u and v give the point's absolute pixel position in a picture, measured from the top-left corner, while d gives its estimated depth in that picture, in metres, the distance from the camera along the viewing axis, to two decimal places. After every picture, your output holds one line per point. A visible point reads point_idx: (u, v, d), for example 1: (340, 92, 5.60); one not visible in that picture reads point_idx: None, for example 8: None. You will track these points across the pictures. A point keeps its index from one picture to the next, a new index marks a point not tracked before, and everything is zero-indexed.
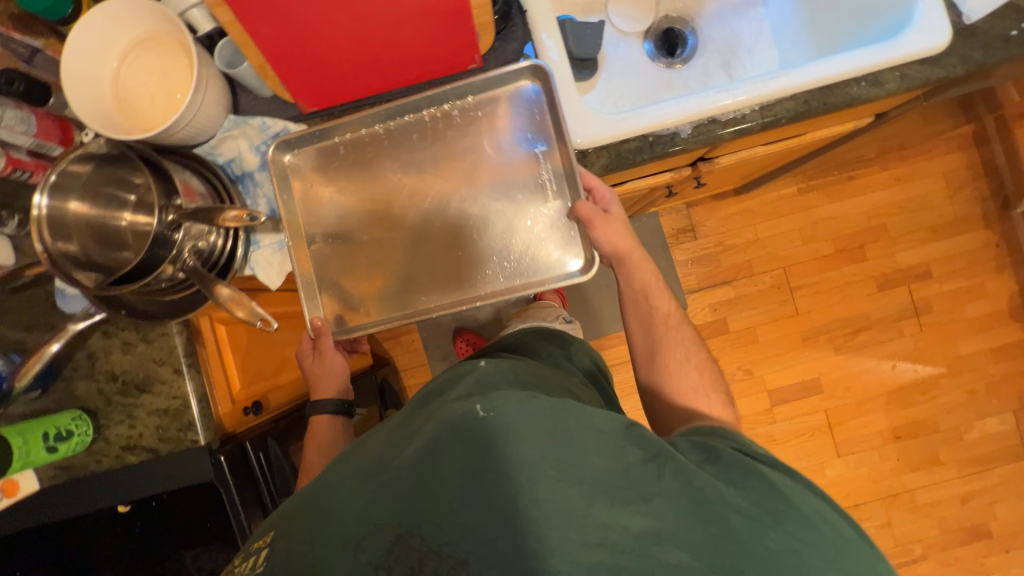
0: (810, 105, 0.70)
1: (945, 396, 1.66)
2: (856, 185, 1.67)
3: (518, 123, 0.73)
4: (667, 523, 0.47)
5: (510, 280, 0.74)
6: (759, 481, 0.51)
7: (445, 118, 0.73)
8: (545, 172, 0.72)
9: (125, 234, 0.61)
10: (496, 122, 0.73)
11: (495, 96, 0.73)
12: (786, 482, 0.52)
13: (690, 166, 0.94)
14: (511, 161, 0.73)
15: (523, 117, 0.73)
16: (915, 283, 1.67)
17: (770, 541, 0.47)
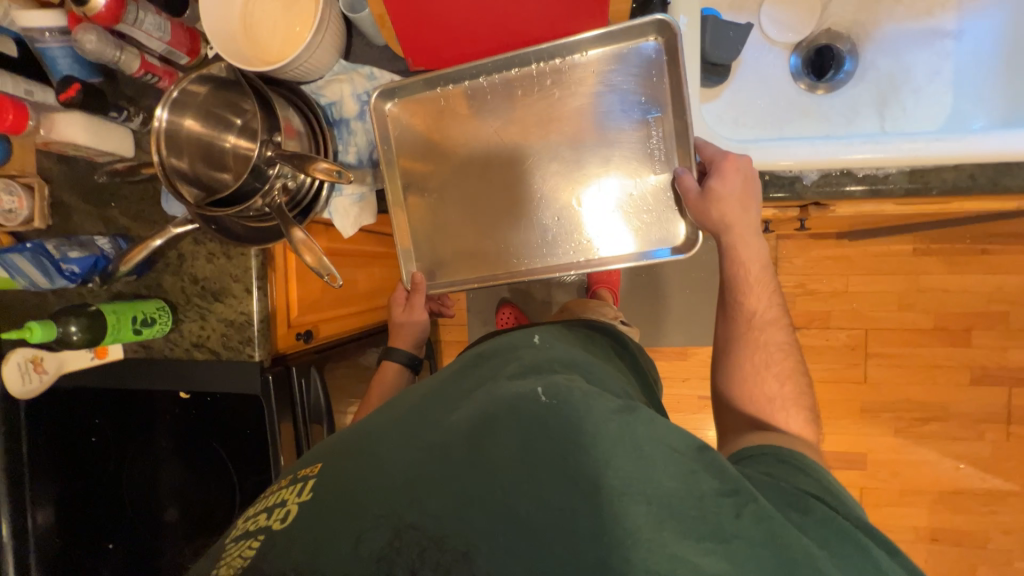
0: (976, 180, 0.59)
1: (1008, 515, 1.48)
2: (988, 260, 1.44)
3: (632, 85, 0.67)
4: (744, 571, 0.40)
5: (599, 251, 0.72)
6: (854, 549, 0.44)
7: (573, 75, 0.67)
8: (654, 146, 0.68)
9: (228, 157, 0.64)
10: (617, 86, 0.67)
11: (622, 56, 0.66)
12: (884, 559, 0.44)
13: (799, 207, 0.84)
14: (620, 126, 0.68)
15: (640, 78, 0.66)
16: (1021, 387, 1.45)
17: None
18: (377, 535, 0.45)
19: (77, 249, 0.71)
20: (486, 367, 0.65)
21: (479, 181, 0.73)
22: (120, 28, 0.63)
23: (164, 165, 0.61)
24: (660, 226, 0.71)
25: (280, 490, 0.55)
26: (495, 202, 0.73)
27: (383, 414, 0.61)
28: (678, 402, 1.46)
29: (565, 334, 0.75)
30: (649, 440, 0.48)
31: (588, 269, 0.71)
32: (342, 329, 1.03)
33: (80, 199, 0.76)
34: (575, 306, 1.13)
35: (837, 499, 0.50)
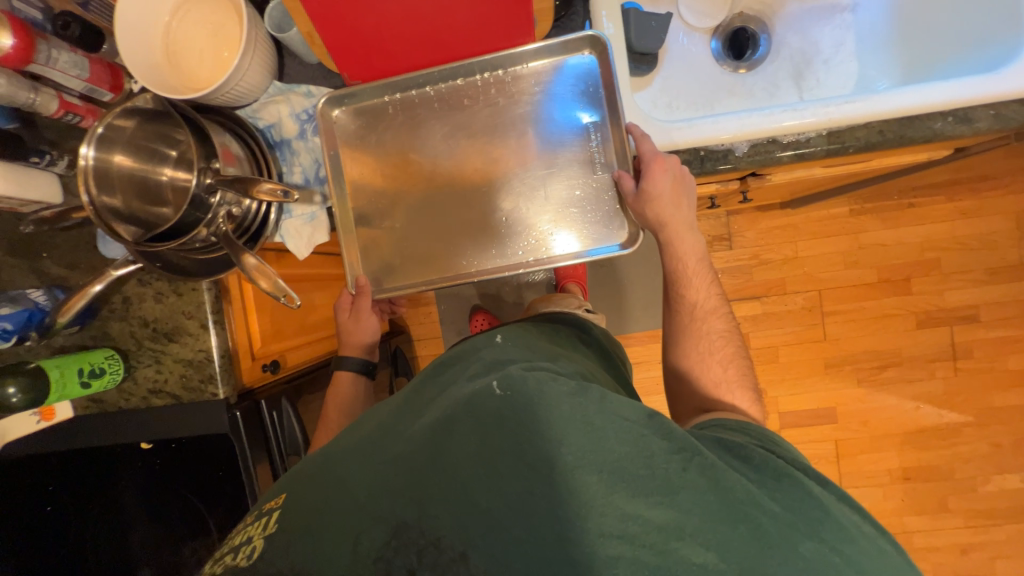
0: (884, 136, 0.65)
1: (967, 444, 1.59)
2: (916, 213, 1.56)
3: (569, 94, 0.70)
4: (691, 518, 0.43)
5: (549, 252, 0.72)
6: (793, 488, 0.48)
7: (511, 82, 0.70)
8: (596, 149, 0.70)
9: (166, 190, 0.63)
10: (554, 95, 0.70)
11: (559, 69, 0.69)
12: (823, 496, 0.48)
13: (739, 180, 0.89)
14: (563, 134, 0.70)
15: (578, 90, 0.70)
16: (960, 326, 1.57)
17: (803, 549, 0.43)
18: (355, 547, 0.44)
19: (7, 306, 0.66)
20: (448, 372, 0.65)
21: (422, 194, 0.72)
22: (31, 68, 0.60)
23: (96, 204, 0.58)
24: (606, 225, 0.72)
25: (245, 527, 0.52)
26: (435, 212, 0.72)
27: (347, 433, 0.60)
28: (657, 384, 1.50)
29: (527, 330, 0.76)
30: (600, 413, 0.48)
31: (537, 266, 0.71)
32: (310, 356, 1.01)
33: (7, 253, 0.71)
34: (544, 303, 1.14)
35: (774, 442, 0.55)
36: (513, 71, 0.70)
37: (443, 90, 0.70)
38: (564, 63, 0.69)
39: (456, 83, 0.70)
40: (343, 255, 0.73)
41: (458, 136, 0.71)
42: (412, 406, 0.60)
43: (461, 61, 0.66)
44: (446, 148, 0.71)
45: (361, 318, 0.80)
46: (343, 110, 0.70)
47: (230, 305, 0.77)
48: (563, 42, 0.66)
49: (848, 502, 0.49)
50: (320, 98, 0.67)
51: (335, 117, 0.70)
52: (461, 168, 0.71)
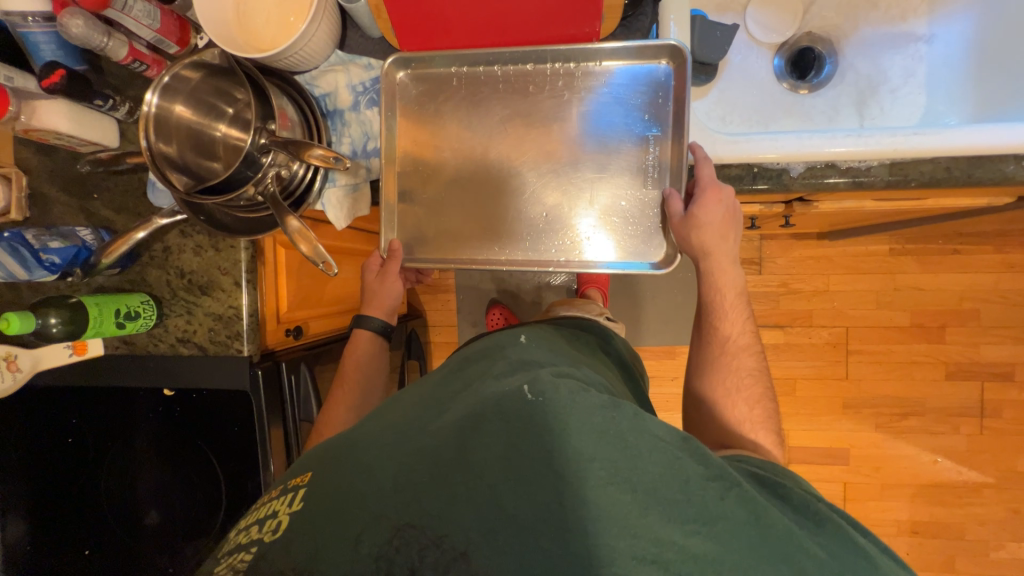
0: (950, 173, 0.62)
1: (983, 506, 1.53)
2: (959, 260, 1.50)
3: (635, 102, 0.68)
4: (729, 552, 0.41)
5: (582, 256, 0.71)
6: (834, 534, 0.46)
7: (578, 77, 0.68)
8: (649, 159, 0.68)
9: (218, 145, 0.64)
10: (619, 98, 0.68)
11: (628, 70, 0.67)
12: (868, 546, 0.46)
13: (784, 203, 0.87)
14: (621, 141, 0.69)
15: (645, 99, 0.67)
16: (992, 382, 1.51)
17: None
18: (379, 535, 0.44)
19: (57, 240, 0.69)
20: (473, 367, 0.64)
21: (468, 185, 0.72)
22: (108, 13, 0.62)
23: (153, 150, 0.59)
24: (644, 240, 0.71)
25: (271, 500, 0.53)
26: (480, 205, 0.72)
27: (371, 417, 0.60)
28: (667, 400, 1.48)
29: (554, 336, 0.75)
30: (635, 431, 0.48)
31: (569, 268, 0.71)
32: (330, 327, 1.02)
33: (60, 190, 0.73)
34: (566, 305, 1.13)
35: (803, 483, 0.53)
36: (580, 65, 0.67)
37: (506, 71, 0.68)
38: (637, 63, 0.66)
39: (521, 68, 0.68)
40: (381, 223, 0.73)
41: (513, 129, 0.70)
42: (436, 398, 0.60)
43: (532, 47, 0.64)
44: (500, 143, 0.70)
45: (387, 280, 0.81)
46: (407, 74, 0.69)
47: (263, 266, 0.79)
48: (642, 43, 0.63)
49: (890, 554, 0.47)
50: (388, 60, 0.66)
51: (397, 79, 0.69)
52: (511, 162, 0.71)
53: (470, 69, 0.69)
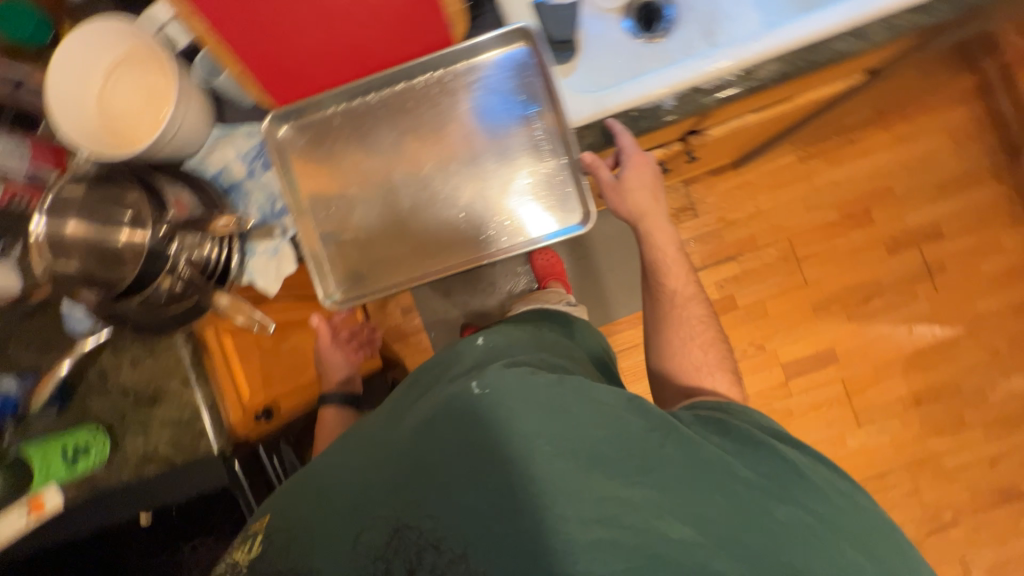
0: (792, 65, 0.69)
1: (965, 355, 1.62)
2: (858, 148, 1.63)
3: (507, 87, 0.72)
4: (675, 492, 0.47)
5: (511, 240, 0.73)
6: (767, 453, 0.53)
7: (450, 83, 0.72)
8: (540, 135, 0.72)
9: (123, 252, 0.60)
10: (492, 89, 0.72)
11: (492, 63, 0.71)
12: (794, 456, 0.54)
13: (679, 141, 0.94)
14: (507, 126, 0.73)
15: (516, 82, 0.71)
16: (927, 243, 1.63)
17: (778, 511, 0.49)
18: (365, 550, 0.46)
19: None
20: (427, 376, 0.65)
21: (383, 212, 0.74)
22: None
23: (54, 274, 0.59)
24: (562, 208, 0.73)
25: (240, 550, 0.52)
26: (399, 227, 0.74)
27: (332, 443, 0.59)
28: None
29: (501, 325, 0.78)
30: (584, 401, 0.51)
31: (502, 255, 0.72)
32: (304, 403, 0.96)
33: None
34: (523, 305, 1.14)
35: (736, 410, 0.59)
36: (453, 71, 0.72)
37: (383, 97, 0.72)
38: (498, 54, 0.71)
39: (394, 90, 0.71)
40: (315, 282, 0.72)
41: (404, 157, 0.73)
42: (393, 412, 0.60)
43: (395, 68, 0.68)
44: (399, 165, 0.73)
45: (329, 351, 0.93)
46: (289, 127, 0.71)
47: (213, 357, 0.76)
48: (495, 36, 0.68)
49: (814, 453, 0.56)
50: (263, 121, 0.68)
51: (281, 136, 0.71)
52: (414, 180, 0.73)
53: (348, 106, 0.72)
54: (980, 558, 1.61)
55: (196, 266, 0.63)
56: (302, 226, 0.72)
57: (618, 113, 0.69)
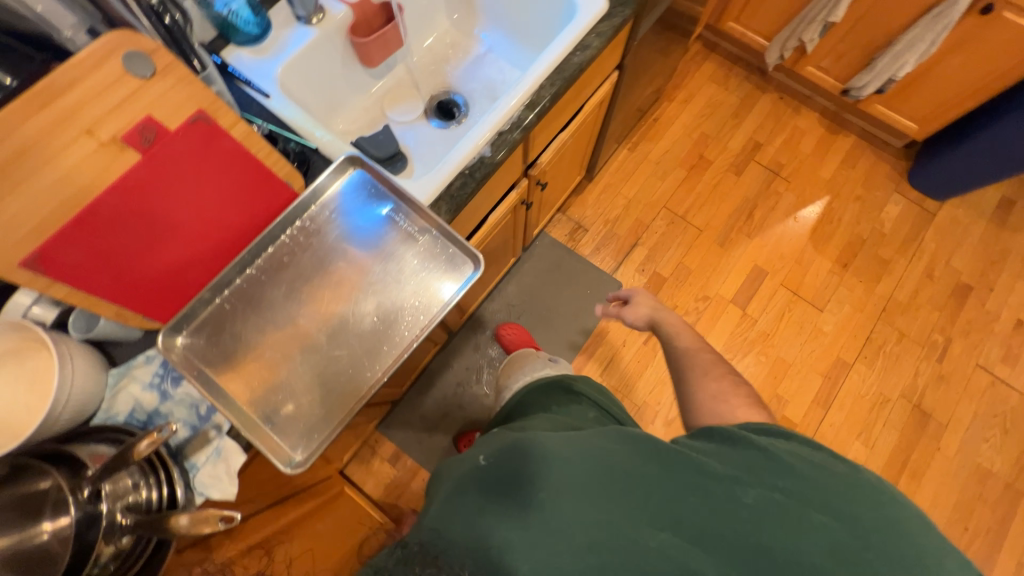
0: (555, 85, 0.88)
1: (844, 213, 1.89)
2: (662, 122, 2.01)
3: (360, 203, 0.80)
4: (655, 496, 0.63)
5: (427, 314, 0.77)
6: (743, 447, 0.69)
7: (311, 226, 0.80)
8: (407, 225, 0.80)
9: (49, 545, 0.54)
10: (348, 212, 0.80)
11: (338, 192, 0.81)
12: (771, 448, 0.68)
13: (523, 178, 1.11)
14: (374, 232, 0.80)
15: (365, 195, 0.81)
16: (757, 155, 1.96)
17: (749, 493, 0.62)
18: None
19: None
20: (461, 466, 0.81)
21: (305, 359, 0.75)
22: None
23: None
24: (453, 264, 0.79)
25: None
26: (326, 363, 0.75)
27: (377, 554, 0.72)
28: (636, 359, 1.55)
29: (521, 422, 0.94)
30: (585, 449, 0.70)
31: (427, 329, 0.75)
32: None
33: None
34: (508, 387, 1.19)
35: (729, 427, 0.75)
36: (310, 212, 0.80)
37: (260, 266, 0.77)
38: (339, 183, 0.80)
39: (267, 254, 0.78)
40: (270, 456, 0.69)
41: (306, 308, 0.77)
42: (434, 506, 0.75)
43: (258, 236, 0.75)
44: (300, 314, 0.77)
45: None
46: (184, 334, 0.72)
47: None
48: (329, 171, 0.78)
49: (812, 445, 0.70)
50: (156, 340, 0.70)
51: (179, 346, 0.72)
52: (320, 317, 0.77)
53: (231, 288, 0.76)
54: (988, 355, 1.72)
55: (138, 509, 0.60)
56: (231, 410, 0.69)
57: (455, 176, 0.81)
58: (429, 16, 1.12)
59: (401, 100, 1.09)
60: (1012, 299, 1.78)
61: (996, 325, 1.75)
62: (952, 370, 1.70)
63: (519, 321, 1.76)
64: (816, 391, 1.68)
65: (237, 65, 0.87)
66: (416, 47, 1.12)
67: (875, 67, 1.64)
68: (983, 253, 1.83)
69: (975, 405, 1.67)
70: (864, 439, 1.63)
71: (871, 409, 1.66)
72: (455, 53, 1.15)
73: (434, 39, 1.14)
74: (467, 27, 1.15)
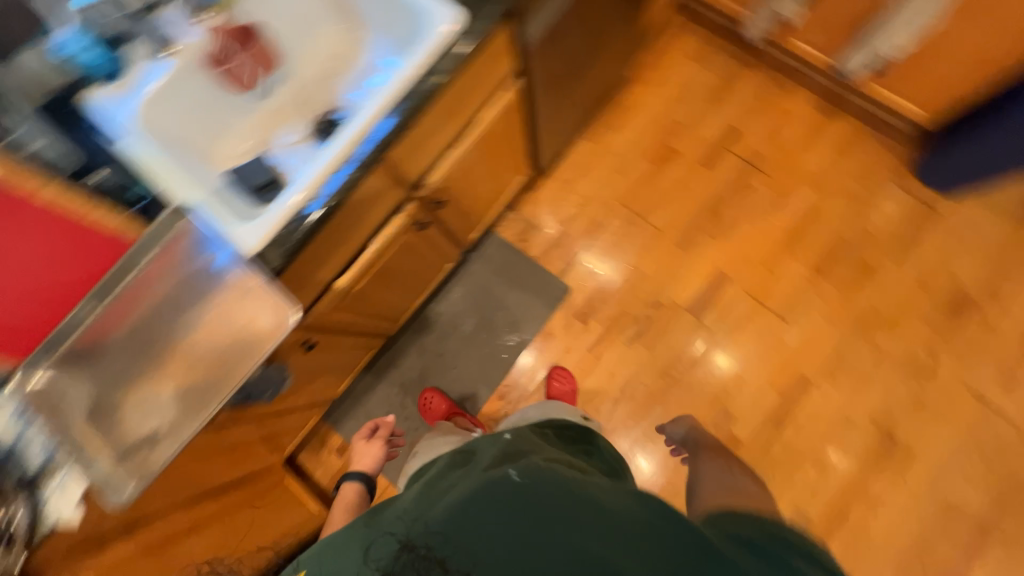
0: (398, 116, 0.85)
1: (830, 211, 1.68)
2: (629, 108, 1.84)
3: (199, 246, 0.84)
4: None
5: (255, 356, 0.84)
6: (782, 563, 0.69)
7: (156, 266, 0.84)
8: (239, 272, 0.83)
9: None
10: (188, 254, 0.84)
11: (177, 234, 0.84)
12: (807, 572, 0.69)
13: (409, 199, 1.08)
14: (212, 275, 0.85)
15: (202, 239, 0.84)
16: (733, 144, 1.77)
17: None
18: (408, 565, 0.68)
19: None
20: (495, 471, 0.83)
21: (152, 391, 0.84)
22: None
23: None
24: (279, 311, 0.83)
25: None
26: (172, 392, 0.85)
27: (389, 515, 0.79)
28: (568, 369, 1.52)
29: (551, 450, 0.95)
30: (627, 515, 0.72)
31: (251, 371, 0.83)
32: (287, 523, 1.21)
33: None
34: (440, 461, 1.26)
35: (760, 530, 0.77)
36: (152, 255, 0.84)
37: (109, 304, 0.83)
38: (176, 226, 0.83)
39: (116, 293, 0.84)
40: (101, 488, 0.76)
41: (172, 358, 0.87)
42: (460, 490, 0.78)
43: (101, 281, 0.81)
44: None
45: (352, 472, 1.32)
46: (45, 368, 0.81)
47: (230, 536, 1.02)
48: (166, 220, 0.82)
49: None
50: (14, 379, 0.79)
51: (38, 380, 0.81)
52: None
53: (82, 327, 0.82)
54: (981, 377, 1.53)
55: None
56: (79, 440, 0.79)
57: (288, 218, 0.81)
58: (312, 26, 1.06)
59: (287, 120, 1.07)
60: (1021, 312, 1.55)
61: (995, 341, 1.54)
62: (933, 392, 1.53)
63: (462, 323, 1.76)
64: (770, 407, 1.58)
65: (96, 107, 0.89)
66: (301, 59, 1.08)
67: (871, 42, 1.40)
68: (993, 258, 1.59)
69: (954, 430, 1.51)
70: (817, 460, 1.53)
71: (830, 429, 1.54)
72: (340, 65, 1.08)
73: (322, 47, 1.09)
74: (354, 32, 1.07)
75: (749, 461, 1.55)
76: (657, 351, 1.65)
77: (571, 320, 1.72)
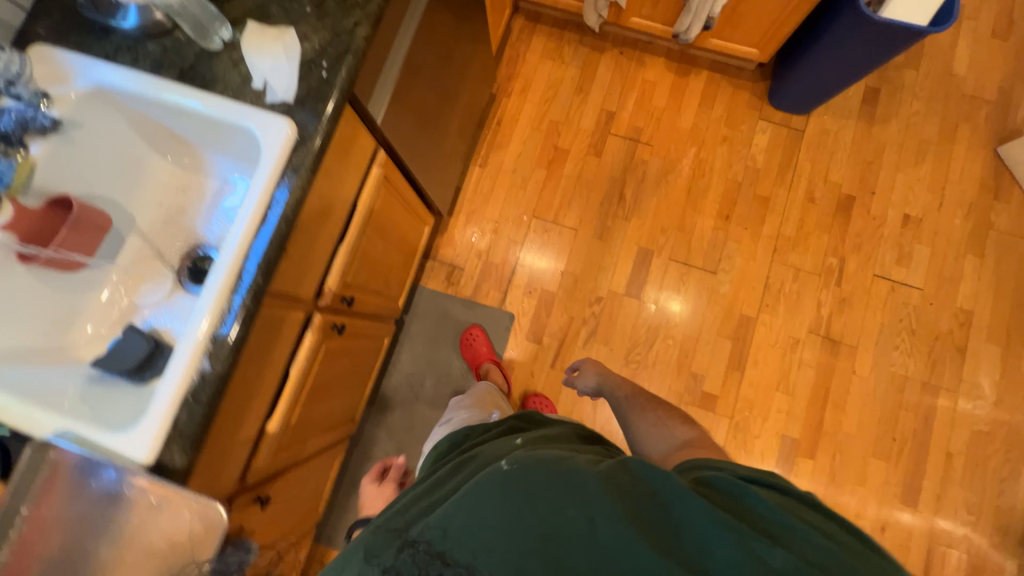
0: (262, 254, 0.75)
1: (715, 160, 1.78)
2: (507, 122, 1.84)
3: (81, 477, 0.73)
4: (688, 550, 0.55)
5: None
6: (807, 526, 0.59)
7: (38, 516, 0.73)
8: (138, 492, 0.73)
9: None
10: (71, 490, 0.73)
11: (51, 471, 0.72)
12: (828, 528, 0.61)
13: (313, 313, 0.99)
14: (107, 504, 0.73)
15: (83, 467, 0.73)
16: (612, 127, 1.82)
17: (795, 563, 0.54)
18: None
19: None
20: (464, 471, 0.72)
21: None
22: None
23: None
24: (201, 520, 0.73)
25: None
26: None
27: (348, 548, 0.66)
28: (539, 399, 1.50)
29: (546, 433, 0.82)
30: (625, 481, 0.61)
31: None
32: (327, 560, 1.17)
33: None
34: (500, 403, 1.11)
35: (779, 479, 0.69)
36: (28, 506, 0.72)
37: None
38: (46, 468, 0.72)
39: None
40: None
41: None
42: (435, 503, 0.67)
43: None
44: None
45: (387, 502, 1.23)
46: None
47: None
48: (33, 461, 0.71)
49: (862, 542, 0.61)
50: None
51: None
52: None
53: None
54: (884, 262, 1.70)
55: None
56: None
57: (175, 414, 0.71)
58: (136, 165, 0.92)
59: (145, 277, 0.94)
60: (895, 196, 1.73)
61: (885, 228, 1.71)
62: (852, 290, 1.68)
63: (423, 388, 1.69)
64: (728, 356, 1.66)
65: None
66: (136, 204, 0.93)
67: (691, 10, 1.48)
68: (858, 157, 1.76)
69: (881, 317, 1.66)
70: (783, 387, 1.64)
71: (784, 355, 1.65)
72: (191, 197, 0.96)
73: (158, 183, 0.95)
74: (189, 157, 0.95)
75: (728, 412, 1.63)
76: (615, 344, 1.68)
77: (526, 345, 1.70)
